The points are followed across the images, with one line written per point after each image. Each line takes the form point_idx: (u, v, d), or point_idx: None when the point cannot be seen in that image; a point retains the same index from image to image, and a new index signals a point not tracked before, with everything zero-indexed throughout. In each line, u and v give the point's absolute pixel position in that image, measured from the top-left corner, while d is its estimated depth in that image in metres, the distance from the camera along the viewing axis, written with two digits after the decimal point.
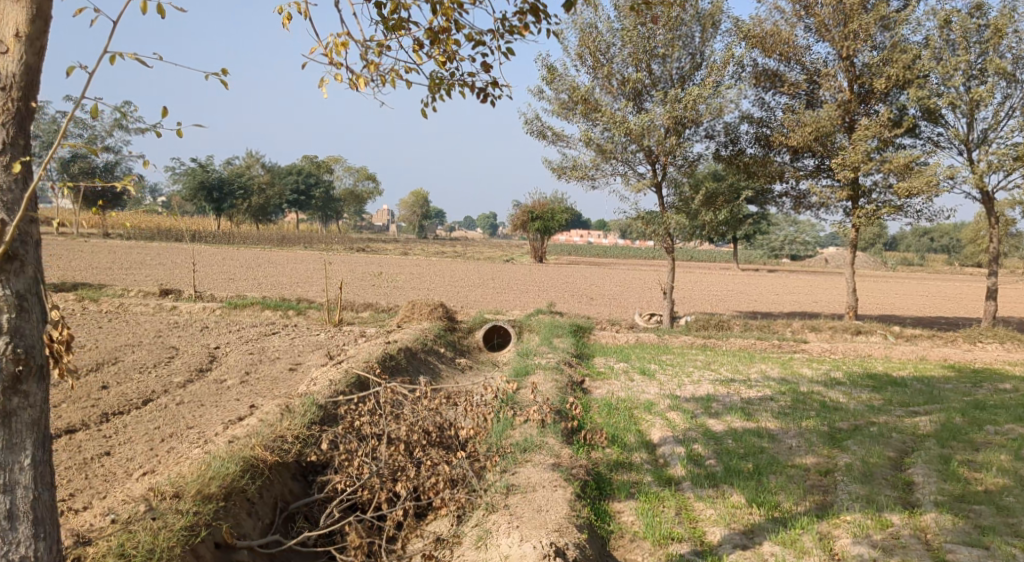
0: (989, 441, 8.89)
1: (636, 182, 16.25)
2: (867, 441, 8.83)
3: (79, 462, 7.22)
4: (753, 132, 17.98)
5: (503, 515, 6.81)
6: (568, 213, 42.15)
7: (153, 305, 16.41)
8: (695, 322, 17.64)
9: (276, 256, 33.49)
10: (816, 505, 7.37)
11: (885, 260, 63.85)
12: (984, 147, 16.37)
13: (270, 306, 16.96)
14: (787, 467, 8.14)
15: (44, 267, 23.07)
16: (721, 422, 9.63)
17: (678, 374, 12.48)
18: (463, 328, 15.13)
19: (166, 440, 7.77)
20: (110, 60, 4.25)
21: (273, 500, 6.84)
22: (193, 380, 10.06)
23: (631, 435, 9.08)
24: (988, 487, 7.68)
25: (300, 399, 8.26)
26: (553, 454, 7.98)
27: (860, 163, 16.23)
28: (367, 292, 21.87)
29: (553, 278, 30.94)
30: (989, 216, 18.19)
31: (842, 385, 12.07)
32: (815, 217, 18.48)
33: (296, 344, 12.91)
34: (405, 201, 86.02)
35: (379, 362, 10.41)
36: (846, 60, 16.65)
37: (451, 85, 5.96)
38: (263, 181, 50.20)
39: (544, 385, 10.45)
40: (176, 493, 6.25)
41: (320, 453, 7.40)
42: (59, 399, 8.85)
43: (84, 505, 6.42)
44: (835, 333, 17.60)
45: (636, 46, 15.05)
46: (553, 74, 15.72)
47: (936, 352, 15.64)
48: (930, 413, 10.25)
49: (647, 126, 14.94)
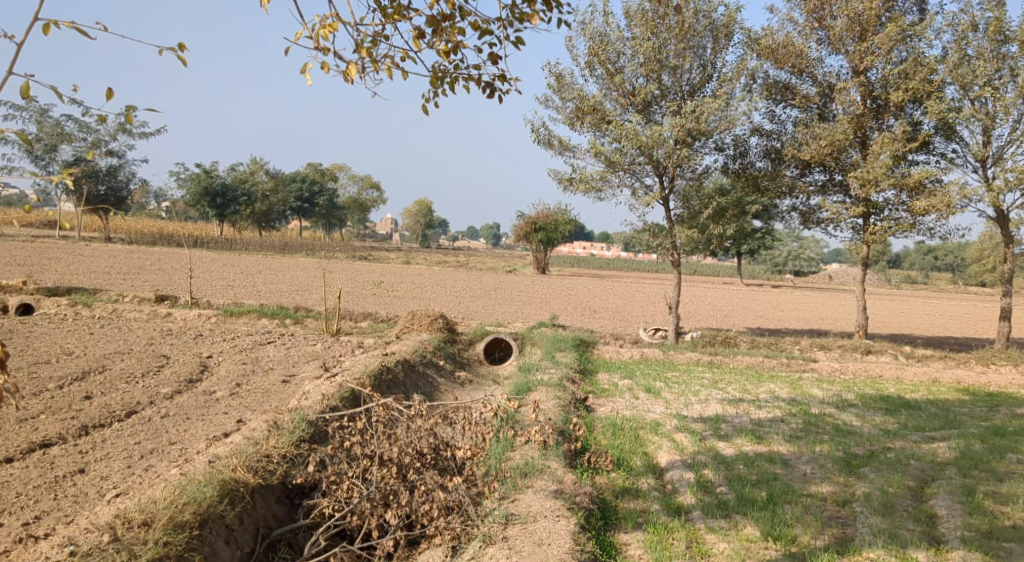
0: (1012, 471, 8.42)
1: (644, 195, 15.82)
2: (885, 469, 8.39)
3: (50, 480, 6.79)
4: (762, 145, 17.62)
5: (500, 549, 6.39)
6: (572, 225, 41.57)
7: (149, 311, 15.97)
8: (701, 339, 17.16)
9: (277, 264, 32.78)
10: (835, 539, 6.91)
11: (890, 278, 63.39)
12: (1001, 164, 15.95)
13: (267, 314, 16.52)
14: (802, 496, 7.67)
15: (42, 269, 22.73)
16: (731, 445, 9.16)
17: (685, 392, 12.01)
18: (464, 340, 14.70)
19: (146, 457, 7.34)
20: (43, 30, 4.49)
21: (255, 526, 6.43)
22: (181, 391, 9.63)
23: (636, 458, 8.64)
24: (1016, 521, 7.20)
25: (290, 415, 7.78)
26: (556, 480, 7.53)
27: (876, 178, 15.79)
28: (368, 301, 21.44)
29: (557, 289, 30.49)
30: (1004, 236, 17.73)
31: (854, 407, 11.62)
32: (824, 233, 18.05)
33: (291, 354, 12.47)
34: (409, 210, 85.42)
35: (375, 376, 9.98)
36: (861, 74, 16.25)
37: (456, 78, 5.73)
38: (266, 188, 49.93)
39: (547, 403, 9.97)
40: (145, 521, 5.86)
41: (307, 476, 6.93)
42: (38, 412, 8.44)
43: (46, 532, 6.00)
44: (844, 352, 17.15)
45: (648, 55, 14.65)
46: (560, 82, 15.35)
47: (949, 374, 15.14)
48: (947, 439, 9.79)
49: (658, 138, 14.51)
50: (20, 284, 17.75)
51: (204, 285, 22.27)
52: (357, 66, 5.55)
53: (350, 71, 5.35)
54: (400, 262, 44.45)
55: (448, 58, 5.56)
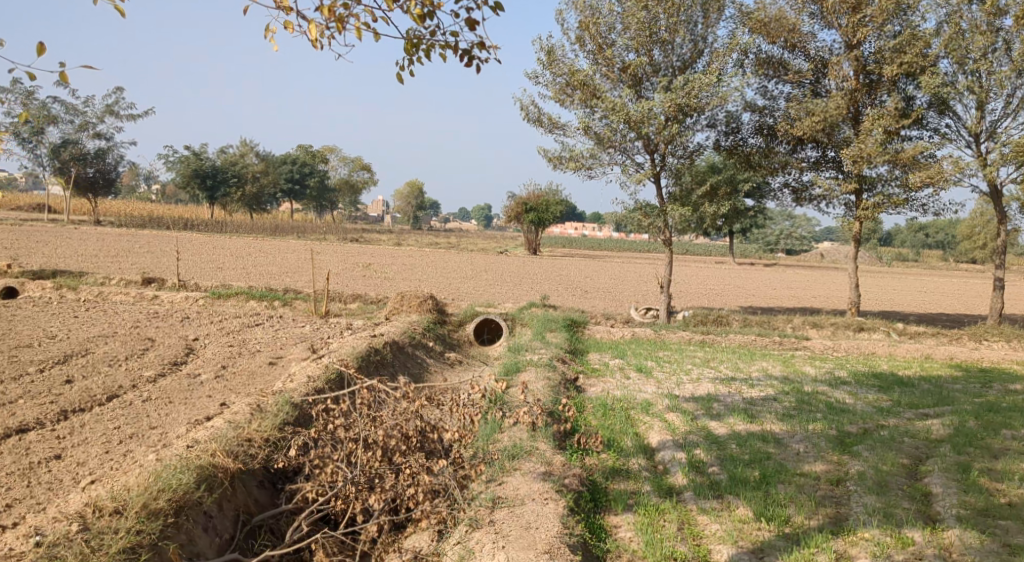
0: (1006, 447, 8.31)
1: (635, 172, 15.60)
2: (879, 447, 8.27)
3: (24, 467, 6.60)
4: (755, 121, 17.30)
5: (487, 533, 6.24)
6: (563, 205, 41.32)
7: (134, 293, 15.72)
8: (693, 318, 16.99)
9: (267, 246, 32.52)
10: (830, 519, 6.79)
11: (881, 256, 63.50)
12: (995, 138, 15.77)
13: (255, 296, 16.30)
14: (795, 475, 7.56)
15: (29, 252, 22.41)
16: (723, 424, 9.02)
17: (676, 371, 11.88)
18: (454, 321, 14.52)
19: (125, 442, 7.15)
20: None
21: (235, 512, 6.28)
22: (164, 374, 9.42)
23: (628, 439, 8.49)
24: (1012, 499, 7.09)
25: (273, 399, 7.63)
26: (544, 462, 7.39)
27: (869, 154, 15.58)
28: (357, 283, 21.21)
29: (548, 270, 30.32)
30: (997, 211, 17.58)
31: (847, 385, 11.52)
32: (816, 210, 17.87)
33: (278, 336, 12.26)
34: (402, 192, 84.89)
35: (362, 357, 9.78)
36: (854, 49, 16.00)
37: (432, 46, 5.49)
38: (256, 170, 49.42)
39: (536, 384, 9.81)
40: (118, 509, 5.68)
41: (289, 460, 6.78)
42: (16, 397, 8.23)
43: (16, 520, 5.82)
44: (837, 330, 17.04)
45: (638, 29, 14.36)
46: (551, 57, 15.07)
47: (942, 350, 15.06)
48: (941, 416, 9.68)
49: (647, 114, 14.29)
50: (4, 266, 17.45)
51: (192, 267, 21.99)
52: (323, 29, 5.30)
53: (315, 32, 5.11)
54: (391, 243, 44.19)
55: (422, 23, 5.32)
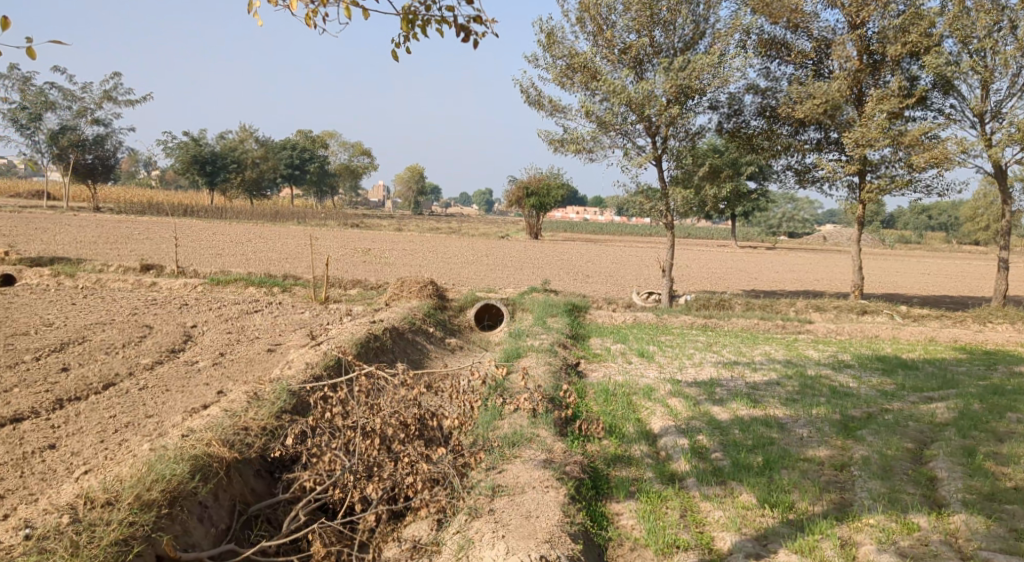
0: (1012, 431, 8.20)
1: (636, 155, 15.44)
2: (883, 431, 8.17)
3: (18, 457, 6.52)
4: (757, 103, 17.12)
5: (487, 522, 6.15)
6: (564, 189, 41.06)
7: (133, 280, 15.61)
8: (695, 302, 16.87)
9: (267, 232, 32.37)
10: (834, 505, 6.70)
11: (884, 238, 63.27)
12: (1000, 118, 15.57)
13: (254, 282, 16.18)
14: (799, 461, 7.47)
15: (28, 240, 22.30)
16: (725, 410, 8.92)
17: (678, 356, 11.78)
18: (454, 306, 14.41)
19: (120, 431, 7.06)
20: None
21: (231, 502, 6.20)
22: (161, 362, 9.33)
23: (629, 425, 8.39)
24: (1018, 483, 6.99)
25: (271, 387, 7.54)
26: (545, 449, 7.30)
27: (870, 138, 15.38)
28: (358, 268, 21.10)
29: (550, 254, 30.17)
30: (1002, 193, 17.41)
31: (850, 368, 11.41)
32: (819, 192, 17.69)
33: (277, 323, 12.16)
34: (403, 177, 84.59)
35: (361, 344, 9.69)
36: (858, 28, 15.78)
37: (428, 20, 5.28)
38: (256, 156, 49.17)
39: (537, 369, 9.71)
40: (110, 500, 5.59)
41: (286, 449, 6.71)
42: (11, 385, 8.14)
43: (7, 512, 5.74)
44: (840, 313, 16.91)
45: (639, 10, 14.14)
46: (550, 39, 14.86)
47: (946, 333, 14.94)
48: (946, 399, 9.58)
49: (648, 95, 14.12)
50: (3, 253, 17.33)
51: (192, 254, 21.86)
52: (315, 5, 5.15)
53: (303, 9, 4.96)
54: (392, 228, 44.04)
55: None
